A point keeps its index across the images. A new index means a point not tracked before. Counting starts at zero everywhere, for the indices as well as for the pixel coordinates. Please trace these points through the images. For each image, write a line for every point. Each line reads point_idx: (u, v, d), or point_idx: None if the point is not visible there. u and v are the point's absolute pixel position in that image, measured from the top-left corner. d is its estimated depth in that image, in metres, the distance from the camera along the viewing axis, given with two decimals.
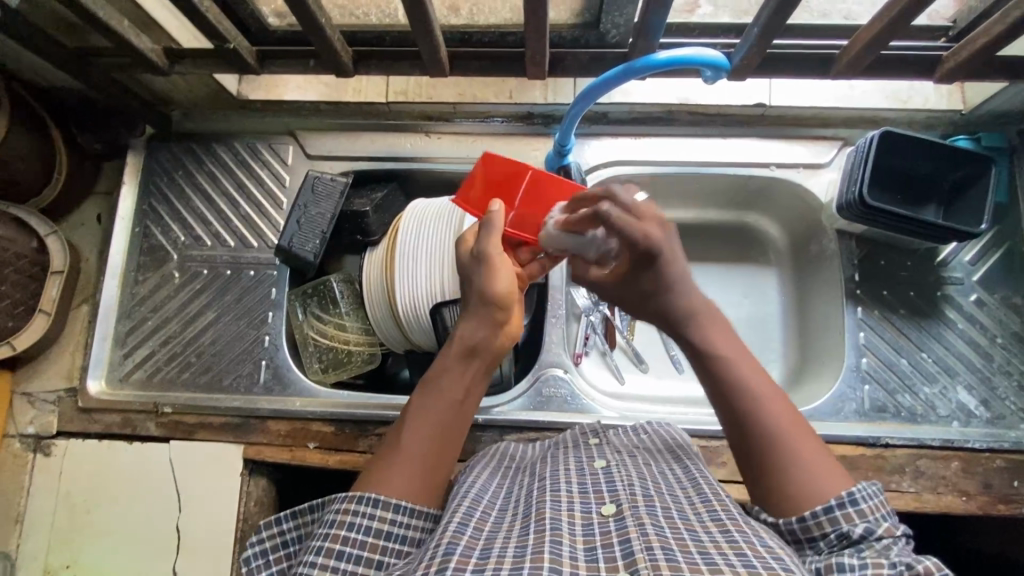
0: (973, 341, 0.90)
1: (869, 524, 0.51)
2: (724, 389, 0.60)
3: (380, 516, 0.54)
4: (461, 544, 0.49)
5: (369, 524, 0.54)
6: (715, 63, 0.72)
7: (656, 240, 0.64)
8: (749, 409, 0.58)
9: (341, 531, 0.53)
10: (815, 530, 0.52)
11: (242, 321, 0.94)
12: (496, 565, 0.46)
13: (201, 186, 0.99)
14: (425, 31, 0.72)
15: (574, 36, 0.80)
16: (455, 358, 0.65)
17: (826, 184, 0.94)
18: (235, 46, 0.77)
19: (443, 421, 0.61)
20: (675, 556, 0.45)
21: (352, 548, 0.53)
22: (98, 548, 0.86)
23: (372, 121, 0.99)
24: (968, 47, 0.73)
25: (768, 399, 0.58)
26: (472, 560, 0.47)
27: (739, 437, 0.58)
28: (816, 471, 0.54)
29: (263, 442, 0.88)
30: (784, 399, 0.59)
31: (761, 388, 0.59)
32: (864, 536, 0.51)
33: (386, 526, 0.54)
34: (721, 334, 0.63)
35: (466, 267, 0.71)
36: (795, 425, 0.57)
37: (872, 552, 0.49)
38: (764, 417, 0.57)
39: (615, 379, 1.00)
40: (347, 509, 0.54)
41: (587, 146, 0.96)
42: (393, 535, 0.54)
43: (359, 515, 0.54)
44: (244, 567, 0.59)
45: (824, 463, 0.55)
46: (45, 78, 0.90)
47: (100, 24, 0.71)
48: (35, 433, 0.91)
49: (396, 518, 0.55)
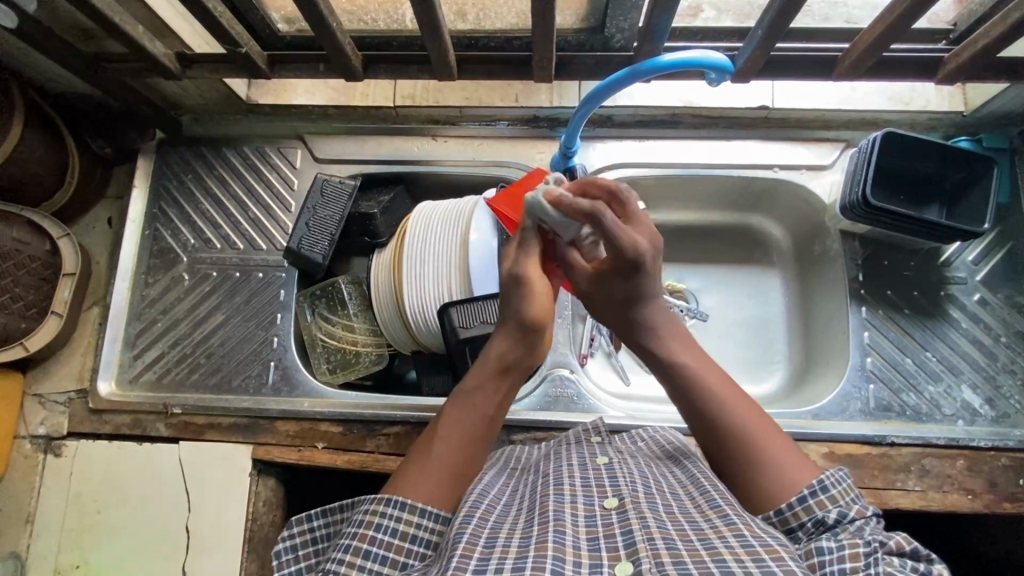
0: (977, 340, 0.91)
1: (842, 508, 0.52)
2: (689, 392, 0.62)
3: (406, 518, 0.55)
4: (468, 531, 0.50)
5: (396, 526, 0.54)
6: (719, 66, 0.72)
7: (645, 250, 0.61)
8: (720, 412, 0.60)
9: (369, 531, 0.54)
10: (792, 520, 0.53)
11: (250, 323, 0.95)
12: (501, 554, 0.47)
13: (210, 189, 1.01)
14: (434, 35, 0.73)
15: (579, 41, 0.81)
16: (487, 374, 0.65)
17: (829, 186, 0.95)
18: (248, 51, 0.78)
19: (475, 431, 0.62)
20: (675, 546, 0.46)
21: (379, 548, 0.53)
22: (107, 548, 0.87)
23: (379, 125, 1.01)
24: (969, 49, 0.74)
25: (732, 403, 0.60)
26: (478, 548, 0.48)
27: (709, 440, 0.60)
28: (785, 464, 0.56)
29: (272, 442, 0.89)
30: (749, 398, 0.61)
31: (728, 398, 0.61)
32: (839, 519, 0.52)
33: (412, 527, 0.55)
34: (682, 341, 0.66)
35: (506, 288, 0.67)
36: (762, 424, 0.59)
37: (848, 535, 0.50)
38: (731, 417, 0.59)
39: (620, 381, 1.01)
40: (375, 510, 0.55)
41: (592, 149, 0.97)
42: (417, 539, 0.55)
43: (386, 517, 0.55)
44: (276, 561, 0.59)
45: (793, 456, 0.57)
46: (58, 83, 0.92)
47: (117, 30, 0.72)
48: (46, 434, 0.91)
49: (422, 520, 0.56)
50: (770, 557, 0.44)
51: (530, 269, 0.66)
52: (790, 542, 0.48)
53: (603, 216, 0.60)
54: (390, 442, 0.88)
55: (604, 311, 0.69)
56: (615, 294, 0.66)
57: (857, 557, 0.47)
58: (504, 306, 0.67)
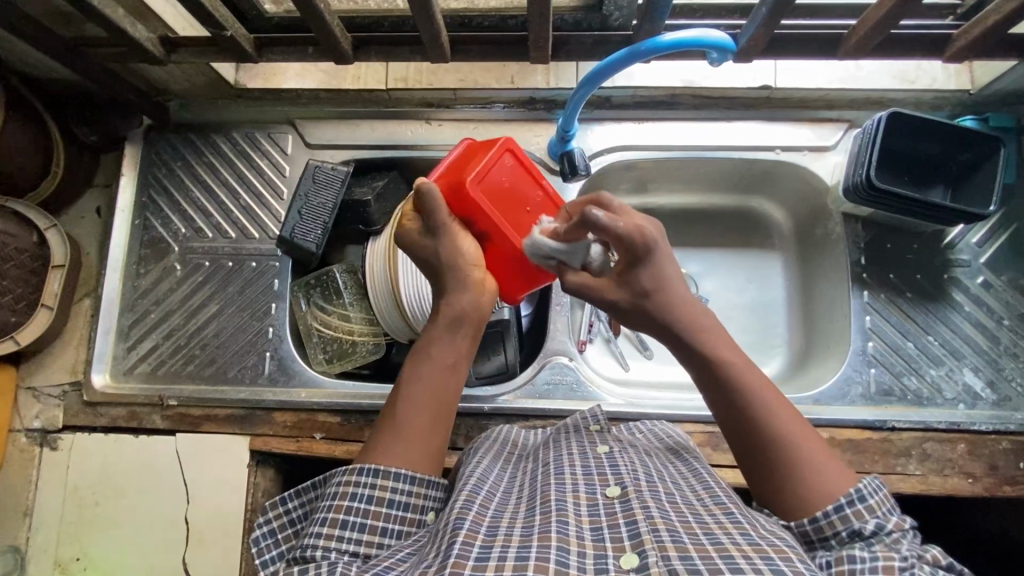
0: (980, 323, 0.90)
1: (879, 520, 0.51)
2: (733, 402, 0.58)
3: (381, 485, 0.54)
4: (470, 518, 0.49)
5: (371, 493, 0.54)
6: (721, 45, 0.70)
7: (654, 236, 0.58)
8: (761, 421, 0.57)
9: (343, 503, 0.53)
10: (826, 530, 0.52)
11: (245, 313, 0.94)
12: (503, 542, 0.47)
13: (200, 177, 0.98)
14: (426, 16, 0.71)
15: (576, 19, 0.78)
16: (442, 326, 0.63)
17: (832, 167, 0.93)
18: (233, 34, 0.75)
19: (444, 382, 0.61)
20: (681, 539, 0.45)
21: (356, 517, 0.53)
22: (107, 540, 0.86)
23: (372, 109, 0.98)
24: (980, 25, 0.71)
25: (777, 410, 0.57)
26: (479, 536, 0.48)
27: (746, 450, 0.57)
28: (827, 468, 0.55)
29: (269, 433, 0.88)
30: (788, 403, 0.58)
31: (772, 403, 0.57)
32: (875, 532, 0.51)
33: (388, 493, 0.54)
34: (723, 342, 0.61)
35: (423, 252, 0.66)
36: (801, 428, 0.57)
37: (883, 546, 0.50)
38: (769, 425, 0.56)
39: (620, 367, 1.00)
40: (348, 482, 0.55)
41: (590, 131, 0.95)
42: (394, 504, 0.54)
43: (360, 486, 0.54)
44: (254, 547, 0.59)
45: (827, 457, 0.56)
46: (39, 69, 0.89)
47: (95, 13, 0.69)
48: (41, 428, 0.90)
49: (397, 485, 0.55)
50: (778, 556, 0.43)
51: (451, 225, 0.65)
52: (798, 544, 0.47)
53: (595, 214, 0.57)
54: None
55: (626, 315, 0.63)
56: (635, 287, 0.61)
57: (892, 569, 0.46)
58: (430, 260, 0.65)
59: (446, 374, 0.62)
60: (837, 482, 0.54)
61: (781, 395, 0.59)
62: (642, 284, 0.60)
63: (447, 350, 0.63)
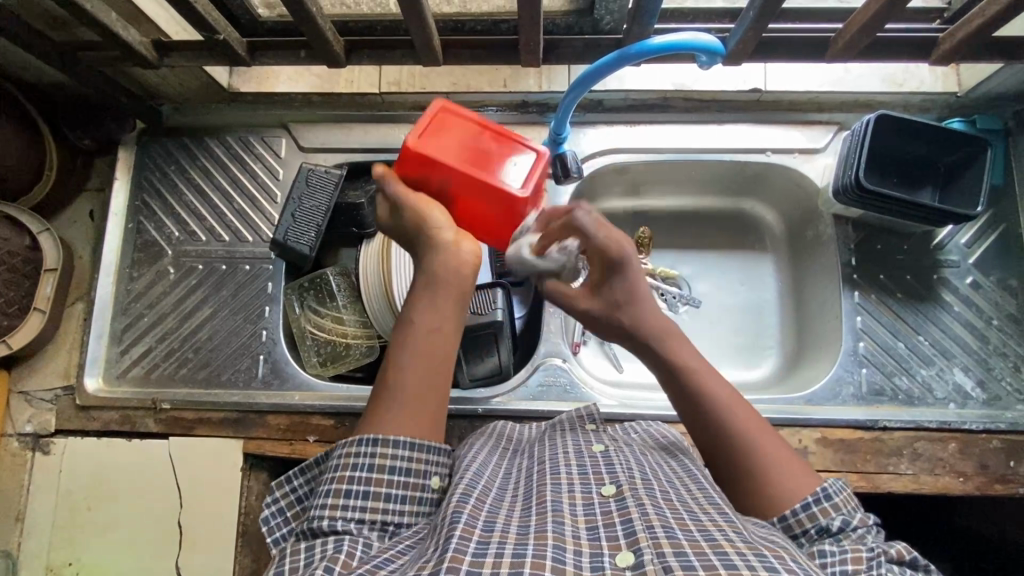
0: (970, 323, 0.91)
1: (845, 516, 0.52)
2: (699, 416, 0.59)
3: (381, 453, 0.54)
4: (466, 512, 0.50)
5: (370, 461, 0.54)
6: (709, 48, 0.70)
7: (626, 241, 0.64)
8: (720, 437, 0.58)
9: (346, 474, 0.53)
10: (797, 527, 0.53)
11: (238, 316, 0.94)
12: (500, 539, 0.47)
13: (193, 180, 0.99)
14: (418, 19, 0.71)
15: (568, 24, 0.79)
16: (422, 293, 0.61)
17: (822, 169, 0.93)
18: (225, 37, 0.75)
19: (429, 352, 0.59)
20: (676, 535, 0.46)
21: (358, 485, 0.53)
22: (101, 544, 0.86)
23: (365, 112, 0.99)
24: (965, 28, 0.72)
25: (742, 424, 0.58)
26: (477, 531, 0.48)
27: (715, 460, 0.58)
28: (777, 469, 0.56)
29: (263, 436, 0.88)
30: (755, 417, 0.58)
31: (738, 419, 0.58)
32: (843, 528, 0.52)
33: (387, 460, 0.54)
34: (687, 354, 0.62)
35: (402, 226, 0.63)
36: (765, 441, 0.57)
37: (851, 542, 0.51)
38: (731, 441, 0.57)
39: (613, 369, 1.01)
40: (349, 452, 0.55)
41: (582, 135, 0.95)
42: (396, 470, 0.54)
43: (361, 455, 0.54)
44: (264, 526, 0.59)
45: (796, 471, 0.56)
46: (32, 73, 0.89)
47: (88, 16, 0.69)
48: (33, 432, 0.90)
49: (397, 451, 0.55)
50: (772, 555, 0.43)
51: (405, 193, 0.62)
52: (790, 545, 0.47)
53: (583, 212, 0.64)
54: None
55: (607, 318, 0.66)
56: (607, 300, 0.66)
57: (860, 561, 0.47)
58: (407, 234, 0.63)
59: (432, 336, 0.59)
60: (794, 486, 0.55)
61: (748, 408, 0.59)
62: (612, 294, 0.66)
63: (432, 314, 0.60)
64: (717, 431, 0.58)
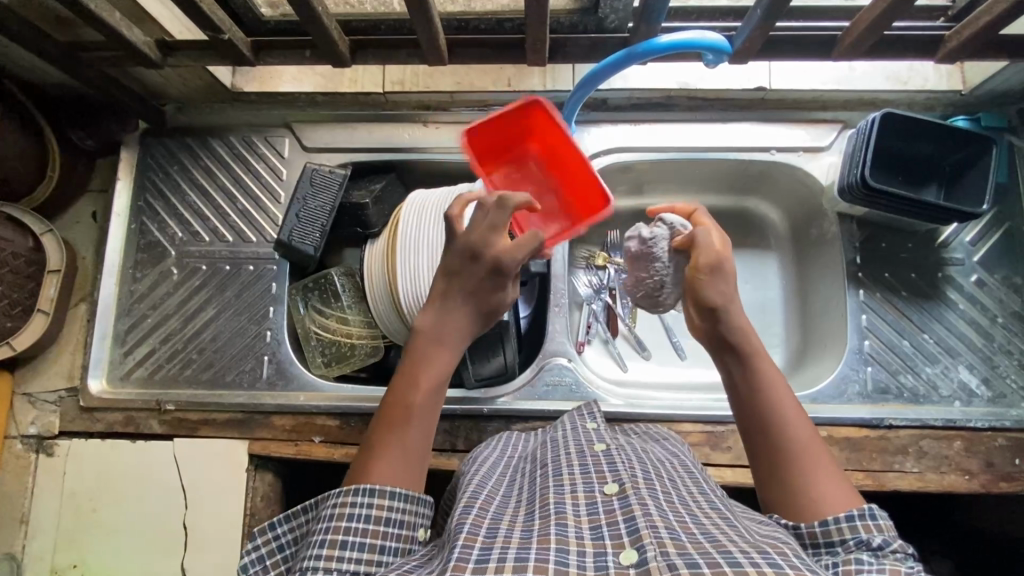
0: (974, 321, 0.91)
1: (886, 537, 0.50)
2: (761, 407, 0.60)
3: (378, 504, 0.54)
4: (469, 523, 0.50)
5: (367, 513, 0.53)
6: (716, 47, 0.71)
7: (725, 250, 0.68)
8: (777, 427, 0.59)
9: (342, 523, 0.52)
10: (835, 535, 0.51)
11: (242, 317, 0.94)
12: (503, 544, 0.47)
13: (197, 181, 0.98)
14: (424, 19, 0.71)
15: (572, 22, 0.79)
16: (426, 342, 0.67)
17: (827, 167, 0.93)
18: (230, 37, 0.75)
19: (437, 383, 0.65)
20: (679, 537, 0.46)
21: (354, 536, 0.52)
22: (106, 546, 0.86)
23: (369, 112, 0.98)
24: (971, 26, 0.72)
25: (795, 419, 0.59)
26: (479, 539, 0.48)
27: (766, 451, 0.59)
28: (820, 480, 0.55)
29: (268, 437, 0.88)
30: (812, 428, 0.59)
31: (793, 421, 0.59)
32: (883, 548, 0.49)
33: (384, 511, 0.54)
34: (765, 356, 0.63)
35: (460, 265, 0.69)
36: (815, 449, 0.57)
37: (890, 561, 0.48)
38: (786, 436, 0.58)
39: (618, 368, 1.01)
40: (344, 502, 0.54)
41: (587, 134, 0.95)
42: (391, 522, 0.54)
43: (356, 505, 0.53)
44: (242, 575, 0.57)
45: (839, 485, 0.55)
46: (34, 73, 0.88)
47: (91, 17, 0.69)
48: (37, 434, 0.90)
49: (393, 503, 0.55)
50: (775, 551, 0.43)
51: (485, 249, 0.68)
52: (791, 543, 0.48)
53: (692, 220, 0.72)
54: None
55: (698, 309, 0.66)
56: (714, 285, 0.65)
57: None
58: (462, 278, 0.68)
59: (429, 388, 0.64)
60: (833, 498, 0.54)
61: (805, 417, 0.60)
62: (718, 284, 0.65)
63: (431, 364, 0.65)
64: (766, 433, 0.59)
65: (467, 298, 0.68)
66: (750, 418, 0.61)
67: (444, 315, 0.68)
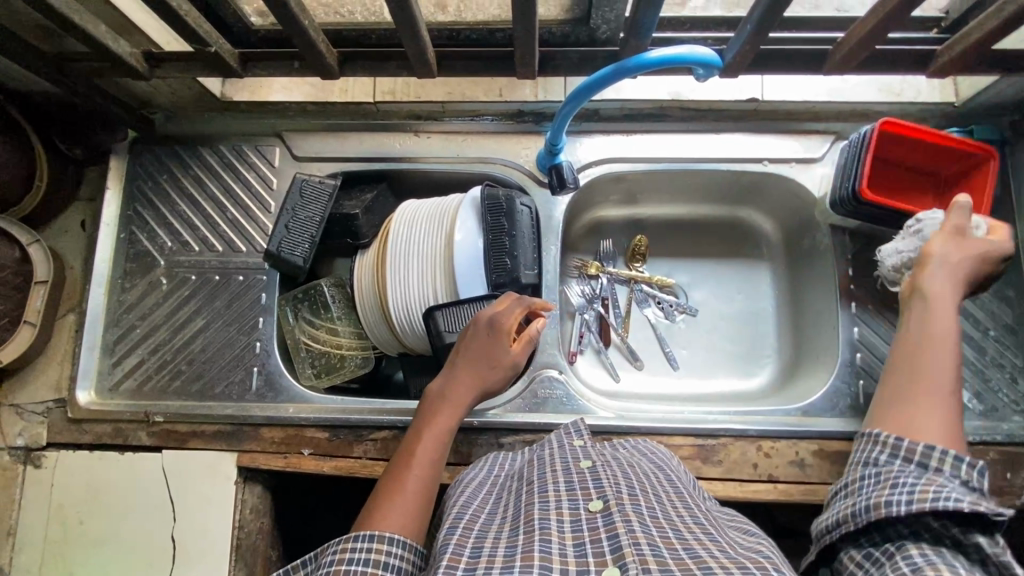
0: (966, 334, 0.90)
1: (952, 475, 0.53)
2: (915, 343, 0.63)
3: (376, 549, 0.53)
4: (453, 543, 0.49)
5: (366, 556, 0.52)
6: (706, 61, 0.68)
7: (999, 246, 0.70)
8: (918, 364, 0.61)
9: (341, 566, 0.51)
10: (931, 460, 0.54)
11: (232, 328, 0.93)
12: (487, 563, 0.46)
13: (187, 190, 0.98)
14: (411, 32, 0.70)
15: (564, 33, 0.79)
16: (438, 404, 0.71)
17: (819, 179, 0.93)
18: (216, 49, 0.74)
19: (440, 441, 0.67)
20: (661, 553, 0.45)
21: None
22: (93, 559, 0.85)
23: (360, 121, 0.98)
24: (963, 41, 0.71)
25: (939, 361, 0.61)
26: (463, 559, 0.47)
27: (896, 384, 0.62)
28: (931, 415, 0.57)
29: (257, 449, 0.87)
30: (952, 369, 0.60)
31: (937, 362, 0.61)
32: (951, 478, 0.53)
33: (383, 555, 0.53)
34: (943, 321, 0.64)
35: (482, 338, 0.76)
36: (938, 390, 0.59)
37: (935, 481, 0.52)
38: (926, 371, 0.61)
39: (611, 378, 1.00)
40: (342, 548, 0.53)
41: (579, 144, 0.95)
42: (389, 566, 0.52)
43: (356, 550, 0.52)
44: None
45: (941, 422, 0.57)
46: (21, 83, 0.88)
47: (75, 28, 0.68)
48: (24, 446, 0.89)
49: (391, 548, 0.54)
50: (757, 567, 0.43)
51: (505, 327, 0.76)
52: (775, 556, 0.47)
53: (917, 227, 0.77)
54: (378, 446, 0.86)
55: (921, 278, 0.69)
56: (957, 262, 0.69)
57: (924, 500, 0.49)
58: (482, 348, 0.75)
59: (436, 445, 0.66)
60: (937, 433, 0.56)
61: (950, 366, 0.61)
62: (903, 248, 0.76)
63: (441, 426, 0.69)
64: (913, 371, 0.61)
65: (474, 368, 0.74)
66: (902, 354, 0.64)
67: (451, 381, 0.73)
